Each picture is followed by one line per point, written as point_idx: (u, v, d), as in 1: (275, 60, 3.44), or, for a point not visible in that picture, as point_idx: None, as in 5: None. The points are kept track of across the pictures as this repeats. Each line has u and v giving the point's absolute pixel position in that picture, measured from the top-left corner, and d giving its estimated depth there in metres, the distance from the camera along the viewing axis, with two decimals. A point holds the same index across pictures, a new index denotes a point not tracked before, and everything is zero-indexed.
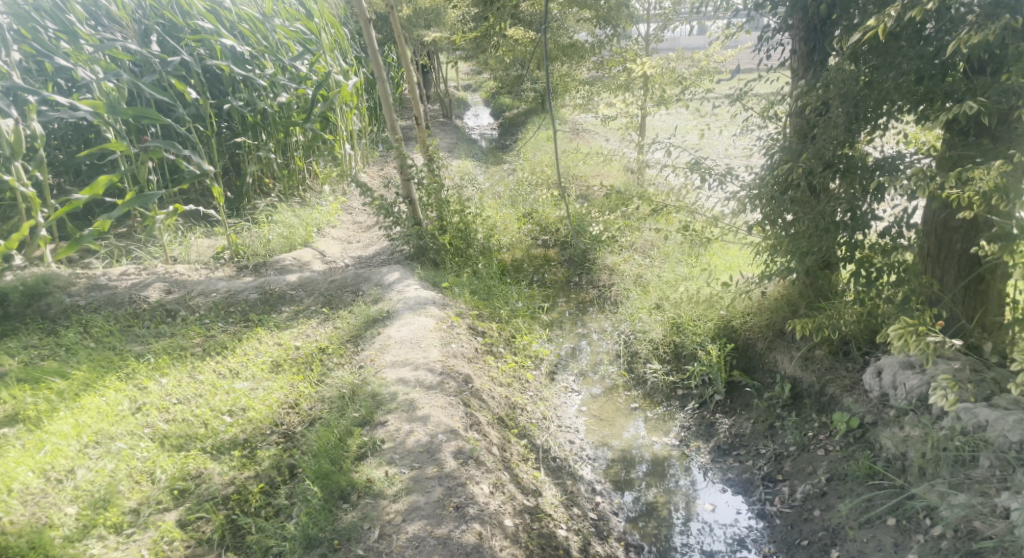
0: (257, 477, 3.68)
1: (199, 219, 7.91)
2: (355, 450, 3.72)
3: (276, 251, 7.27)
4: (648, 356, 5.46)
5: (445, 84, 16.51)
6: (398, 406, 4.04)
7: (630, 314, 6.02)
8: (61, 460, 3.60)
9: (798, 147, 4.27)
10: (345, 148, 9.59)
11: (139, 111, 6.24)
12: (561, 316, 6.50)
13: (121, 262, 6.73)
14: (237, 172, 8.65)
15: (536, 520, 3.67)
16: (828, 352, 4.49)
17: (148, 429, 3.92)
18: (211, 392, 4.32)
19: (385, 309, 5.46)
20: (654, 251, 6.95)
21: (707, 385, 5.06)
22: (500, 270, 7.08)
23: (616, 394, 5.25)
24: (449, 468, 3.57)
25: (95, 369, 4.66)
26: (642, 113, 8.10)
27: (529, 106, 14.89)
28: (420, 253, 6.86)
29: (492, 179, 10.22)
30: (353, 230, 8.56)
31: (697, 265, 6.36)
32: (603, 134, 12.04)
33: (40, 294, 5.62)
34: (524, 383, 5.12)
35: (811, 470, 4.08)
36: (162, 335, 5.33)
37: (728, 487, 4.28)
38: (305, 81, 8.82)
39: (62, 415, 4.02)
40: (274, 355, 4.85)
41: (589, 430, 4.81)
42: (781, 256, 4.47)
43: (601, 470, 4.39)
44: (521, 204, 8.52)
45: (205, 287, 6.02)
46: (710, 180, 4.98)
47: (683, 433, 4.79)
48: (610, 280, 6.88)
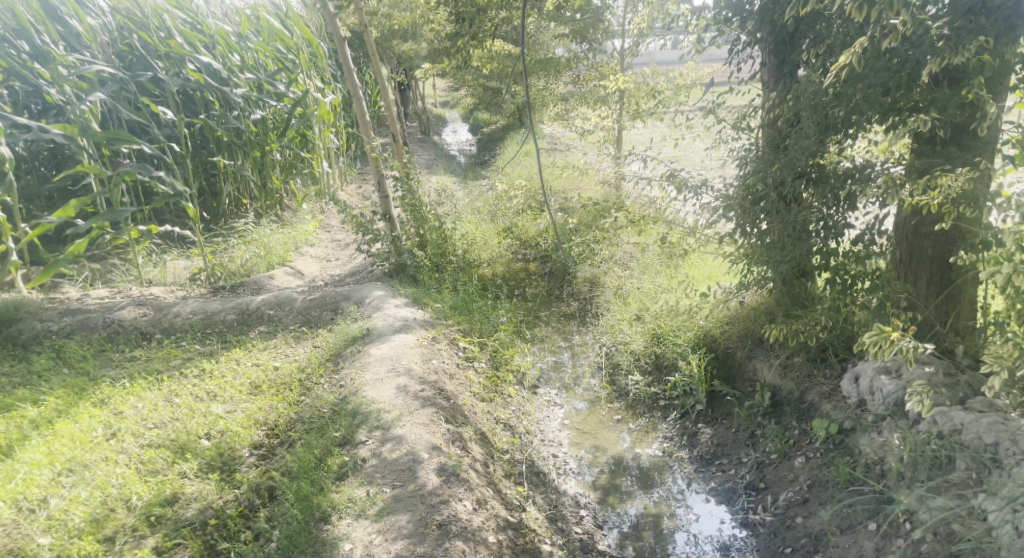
0: (236, 501, 3.64)
1: (175, 241, 7.83)
2: (336, 470, 3.68)
3: (254, 271, 7.21)
4: (629, 368, 5.47)
5: (423, 101, 16.56)
6: (379, 424, 4.01)
7: (611, 326, 6.04)
8: (33, 489, 3.51)
9: (770, 158, 4.34)
10: (323, 165, 9.56)
11: (111, 133, 6.20)
12: (543, 329, 6.50)
13: (95, 286, 6.63)
14: (214, 192, 8.59)
15: (520, 536, 3.65)
16: (806, 359, 4.54)
17: (123, 455, 3.84)
18: (188, 415, 4.25)
19: (365, 327, 5.43)
20: (633, 262, 7.00)
21: (688, 395, 5.08)
22: (480, 285, 7.08)
23: (598, 406, 5.26)
24: (431, 486, 3.54)
25: (69, 395, 4.56)
26: (619, 126, 8.18)
27: (507, 122, 14.97)
28: (399, 270, 6.84)
29: (472, 195, 10.24)
30: (332, 248, 8.51)
31: (676, 275, 6.40)
32: (581, 147, 12.14)
33: (11, 320, 5.52)
34: (507, 398, 5.11)
35: (792, 477, 4.11)
36: (137, 359, 5.24)
37: (712, 497, 4.29)
38: (282, 99, 8.80)
39: (35, 443, 3.93)
40: (252, 376, 4.78)
41: (572, 443, 4.80)
42: (757, 266, 4.52)
43: (585, 484, 4.38)
44: (500, 219, 8.54)
45: (181, 308, 5.95)
46: (686, 191, 5.04)
47: (666, 444, 4.80)
48: (590, 292, 6.91)
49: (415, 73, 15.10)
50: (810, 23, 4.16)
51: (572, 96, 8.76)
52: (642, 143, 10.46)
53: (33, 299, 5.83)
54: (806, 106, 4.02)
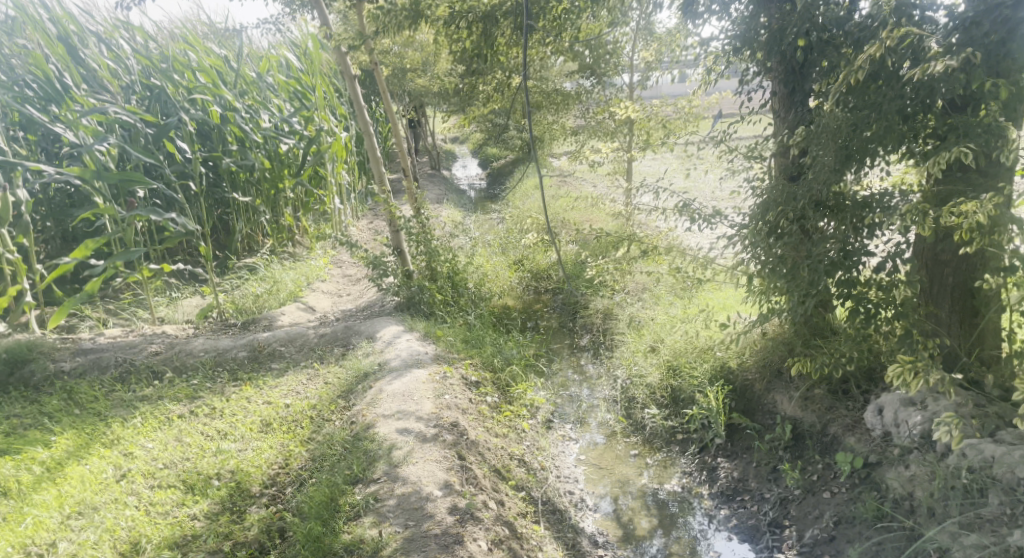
0: (246, 543, 3.54)
1: (188, 278, 7.87)
2: (348, 509, 3.60)
3: (266, 307, 7.22)
4: (645, 402, 5.38)
5: (432, 137, 16.76)
6: (392, 461, 3.93)
7: (626, 358, 5.97)
8: (42, 533, 3.47)
9: (784, 188, 4.31)
10: (335, 202, 9.63)
11: (126, 175, 6.30)
12: (556, 363, 6.43)
13: (108, 325, 6.65)
14: (227, 230, 8.67)
15: None
16: (827, 391, 4.45)
17: (132, 496, 3.79)
18: (199, 455, 4.20)
19: (377, 362, 5.39)
20: (646, 293, 6.93)
21: (707, 428, 4.96)
22: (492, 318, 7.04)
23: (615, 441, 5.15)
24: (446, 525, 3.44)
25: (80, 436, 4.54)
26: (629, 157, 8.20)
27: (516, 156, 15.10)
28: (411, 303, 6.83)
29: (482, 228, 10.27)
30: (343, 283, 8.52)
31: (690, 306, 6.33)
32: (591, 180, 12.16)
33: (23, 361, 5.55)
34: (521, 433, 5.03)
35: (818, 513, 3.97)
36: (148, 398, 5.21)
37: (734, 535, 4.15)
38: (298, 136, 8.94)
39: (45, 486, 3.90)
40: (263, 414, 4.73)
41: (589, 479, 4.69)
42: (775, 296, 4.47)
43: (603, 521, 4.26)
44: (511, 251, 8.54)
45: (193, 346, 5.94)
46: (698, 221, 5.00)
47: (685, 479, 4.68)
48: (603, 324, 6.83)
49: (426, 110, 15.30)
50: (820, 51, 4.16)
51: (583, 129, 8.78)
52: (651, 174, 10.47)
53: (47, 339, 5.86)
54: (820, 136, 4.02)
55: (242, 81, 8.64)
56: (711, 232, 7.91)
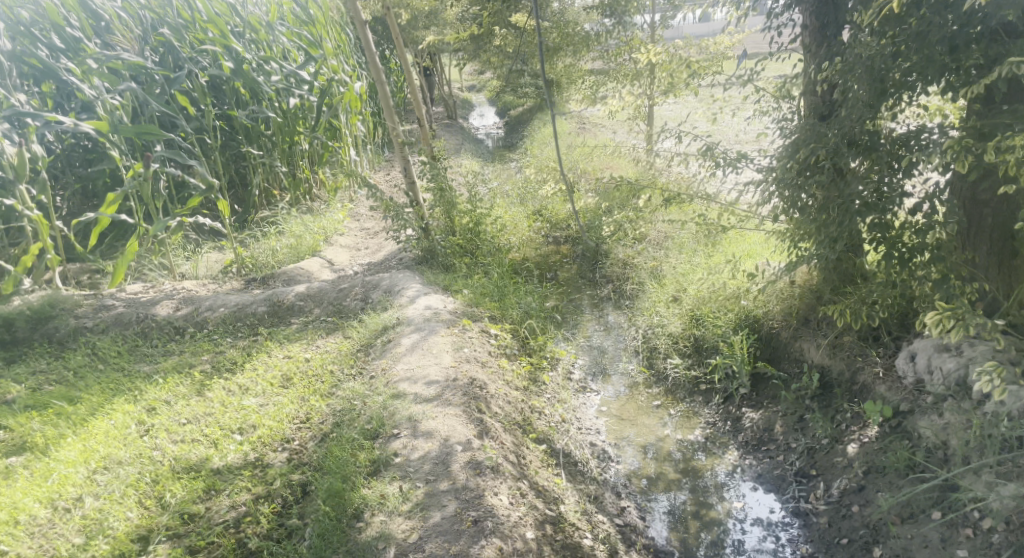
0: (268, 497, 3.52)
1: (207, 234, 7.86)
2: (367, 465, 3.56)
3: (285, 261, 7.17)
4: (668, 352, 5.28)
5: (448, 86, 16.35)
6: (411, 415, 3.88)
7: (647, 308, 5.84)
8: (69, 488, 3.51)
9: (815, 127, 4.08)
10: (351, 153, 9.47)
11: (141, 128, 6.21)
12: (576, 314, 6.32)
13: (130, 282, 6.68)
14: (243, 184, 8.59)
15: (560, 530, 3.46)
16: (856, 338, 4.31)
17: (157, 451, 3.82)
18: (221, 410, 4.21)
19: (395, 316, 5.33)
20: (668, 242, 6.75)
21: (731, 378, 4.87)
22: (511, 270, 6.91)
23: (637, 391, 5.08)
24: (465, 480, 3.37)
25: (105, 392, 4.59)
26: (650, 101, 7.88)
27: (534, 103, 14.70)
28: (429, 256, 6.74)
29: (500, 178, 10.06)
30: (361, 236, 8.41)
31: (714, 254, 6.14)
32: (611, 127, 11.80)
33: (47, 318, 5.63)
34: (541, 386, 4.97)
35: (846, 463, 3.88)
36: (170, 354, 5.24)
37: (759, 485, 4.09)
38: (311, 88, 8.73)
39: (70, 441, 3.95)
40: (284, 369, 4.73)
41: (611, 431, 4.64)
42: (804, 242, 4.28)
43: (625, 472, 4.22)
44: (530, 202, 8.35)
45: (214, 303, 5.93)
46: (723, 165, 4.79)
47: (708, 429, 4.61)
48: (624, 273, 6.69)
49: (440, 57, 14.90)
50: None
51: (602, 72, 8.44)
52: (674, 118, 10.11)
53: (69, 296, 5.93)
54: (857, 69, 3.76)
55: (251, 31, 8.39)
56: (737, 177, 7.62)
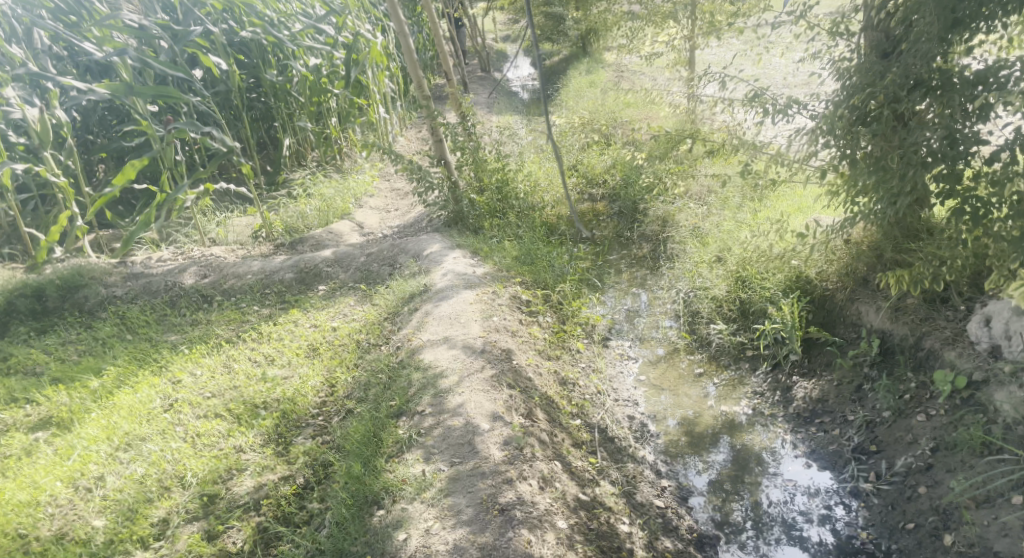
0: (291, 478, 3.39)
1: (235, 198, 7.73)
2: (391, 445, 3.39)
3: (313, 225, 6.99)
4: (711, 316, 4.95)
5: (481, 38, 15.78)
6: (436, 391, 3.68)
7: (689, 269, 5.48)
8: (91, 466, 3.45)
9: (877, 68, 3.62)
10: (379, 111, 9.03)
11: (156, 91, 5.95)
12: (614, 278, 6.01)
13: (160, 248, 6.60)
14: (271, 146, 8.41)
15: (594, 516, 3.24)
16: (921, 301, 3.91)
17: (180, 427, 3.72)
18: (246, 382, 4.09)
19: (422, 283, 5.10)
20: (711, 196, 6.30)
21: (781, 344, 4.51)
22: (545, 230, 6.61)
23: (678, 358, 4.80)
24: (493, 463, 3.17)
25: (131, 363, 4.52)
26: (690, 45, 7.34)
27: (570, 52, 14.04)
28: (459, 218, 6.48)
29: (534, 133, 9.64)
30: (391, 197, 8.16)
31: (762, 210, 5.71)
32: (649, 74, 11.14)
33: (76, 287, 5.58)
34: (575, 354, 4.73)
35: (911, 439, 3.55)
36: (198, 323, 5.15)
37: (813, 462, 3.80)
38: (334, 45, 8.37)
39: (94, 417, 3.88)
40: (310, 338, 4.59)
41: (650, 401, 4.39)
42: (863, 197, 3.87)
43: (666, 448, 3.97)
44: (565, 157, 7.96)
45: (241, 269, 5.79)
46: (772, 114, 4.34)
47: (756, 400, 4.32)
48: (664, 232, 6.31)
49: (471, 8, 14.32)
50: None
51: (638, 15, 7.89)
52: (716, 63, 9.43)
53: (98, 264, 5.87)
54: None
55: None
56: (787, 124, 7.06)
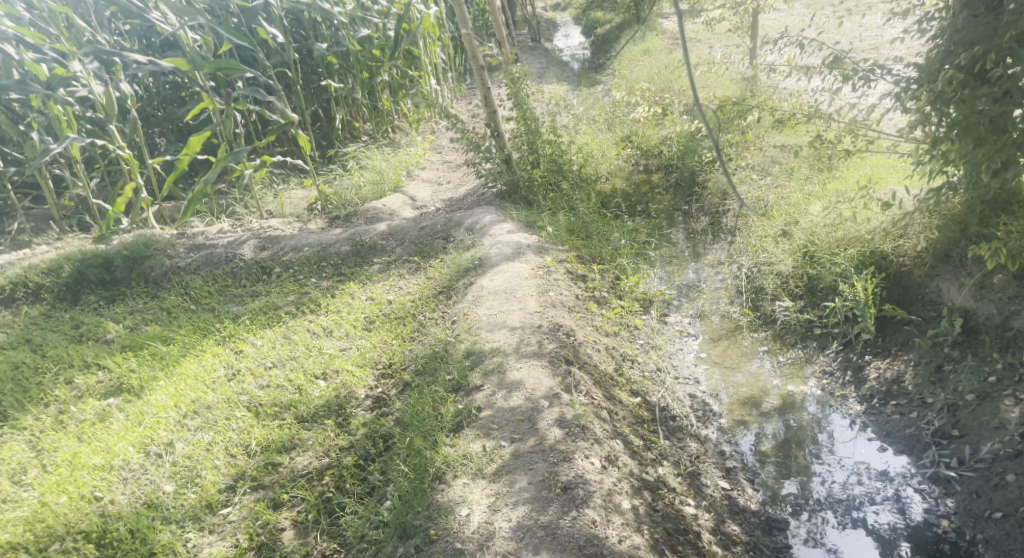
0: (352, 449, 3.42)
1: (291, 171, 7.82)
2: (450, 420, 3.37)
3: (368, 198, 7.00)
4: (776, 292, 4.75)
5: (531, 6, 15.46)
6: (494, 367, 3.65)
7: (753, 244, 5.27)
8: (160, 433, 3.54)
9: (975, 27, 3.33)
10: (431, 82, 8.95)
11: (220, 64, 6.00)
12: (672, 253, 5.84)
13: (221, 220, 6.73)
14: (325, 119, 8.45)
15: (658, 497, 3.17)
16: (1010, 277, 3.67)
17: (244, 396, 3.79)
18: (305, 353, 4.14)
19: (477, 256, 5.05)
20: (775, 167, 6.02)
21: (852, 322, 4.30)
22: (600, 203, 6.45)
23: (740, 336, 4.64)
24: (554, 440, 3.13)
25: (196, 332, 4.64)
26: (753, 10, 6.98)
27: (622, 19, 13.63)
28: (511, 191, 6.39)
29: (587, 104, 9.42)
30: (443, 170, 8.10)
31: (830, 182, 5.43)
32: (706, 40, 10.71)
33: (142, 258, 5.73)
34: (633, 331, 4.61)
35: (998, 424, 3.35)
36: (258, 294, 5.23)
37: (888, 446, 3.64)
38: (387, 15, 8.29)
39: (162, 384, 3.98)
40: (367, 311, 4.60)
41: (711, 380, 4.26)
42: (951, 168, 3.61)
43: (729, 428, 3.85)
44: (619, 127, 7.74)
45: (299, 241, 5.84)
46: (850, 79, 4.07)
47: (825, 381, 4.14)
48: (724, 205, 6.08)
49: None
50: None
51: None
52: (778, 29, 8.99)
53: (163, 236, 6.00)
54: None
55: None
56: (857, 91, 6.67)
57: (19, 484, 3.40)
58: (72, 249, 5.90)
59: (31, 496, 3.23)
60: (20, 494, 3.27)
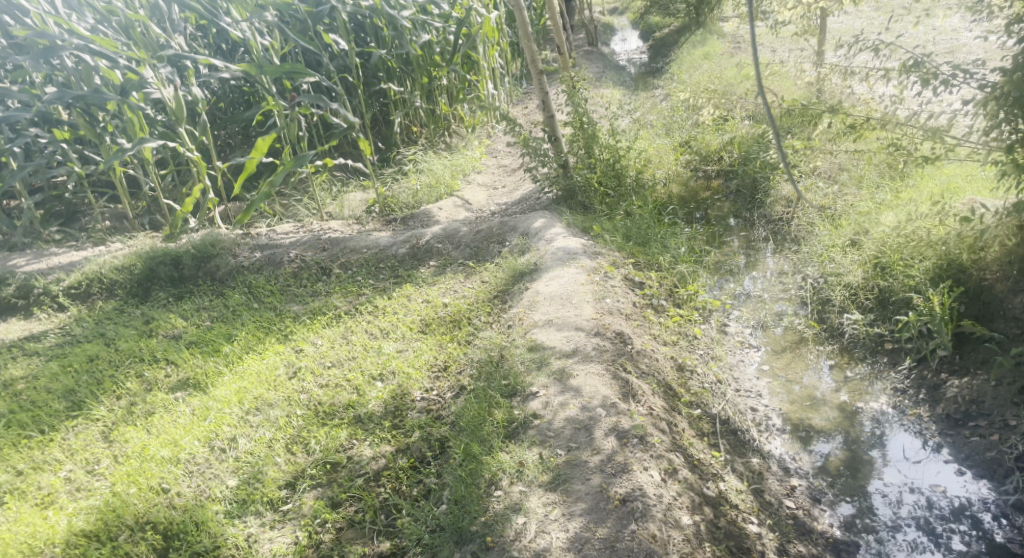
0: (407, 451, 3.45)
1: (350, 173, 7.98)
2: (506, 426, 3.35)
3: (425, 201, 7.06)
4: (844, 304, 4.56)
5: (588, 11, 15.37)
6: (551, 374, 3.61)
7: (819, 253, 5.07)
8: (224, 428, 3.64)
9: None
10: (488, 87, 8.99)
11: (285, 68, 6.16)
12: (731, 261, 5.69)
13: (283, 221, 6.90)
14: (384, 122, 8.58)
15: (720, 514, 3.09)
16: None
17: (304, 395, 3.86)
18: (363, 354, 4.20)
19: (532, 261, 5.03)
20: (843, 174, 5.81)
21: (926, 337, 4.09)
22: (657, 209, 6.33)
23: (805, 349, 4.47)
24: (612, 451, 3.07)
25: (259, 330, 4.76)
26: (822, 13, 6.76)
27: (683, 23, 13.42)
28: (567, 196, 6.35)
29: (644, 108, 9.30)
30: (498, 174, 8.13)
31: (903, 190, 5.19)
32: (769, 44, 10.46)
33: (209, 257, 5.92)
34: (692, 340, 4.49)
35: None
36: (318, 294, 5.34)
37: (966, 470, 3.45)
38: (447, 20, 8.36)
39: (227, 380, 4.09)
40: (423, 313, 4.63)
41: (774, 393, 4.11)
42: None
43: (793, 444, 3.70)
44: (677, 132, 7.61)
45: (357, 243, 5.94)
46: (931, 84, 3.87)
47: (896, 398, 3.95)
48: (788, 213, 5.89)
49: None
50: None
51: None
52: (846, 32, 8.71)
53: (229, 235, 6.20)
54: None
55: None
56: (931, 97, 6.36)
57: (92, 473, 3.56)
58: (144, 247, 6.15)
59: (103, 485, 3.38)
60: (93, 483, 3.43)
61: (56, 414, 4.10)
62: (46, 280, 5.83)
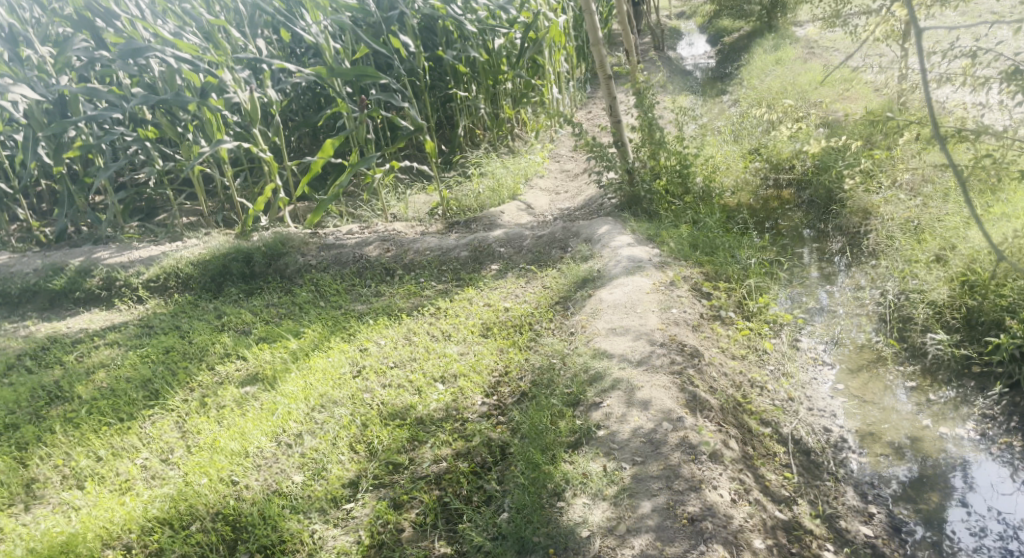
0: (468, 455, 3.44)
1: (414, 176, 8.09)
2: (569, 436, 3.30)
3: (487, 204, 7.08)
4: (927, 323, 4.31)
5: (655, 15, 15.14)
6: (614, 385, 3.54)
7: (900, 268, 4.81)
8: (292, 423, 3.72)
9: None
10: (553, 91, 8.96)
11: (359, 70, 6.28)
12: (803, 274, 5.47)
13: (349, 221, 7.04)
14: (449, 125, 8.65)
15: (793, 540, 2.96)
16: None
17: (367, 394, 3.91)
18: (425, 355, 4.23)
19: (595, 268, 4.97)
20: (926, 186, 5.51)
21: (1020, 362, 3.82)
22: (724, 218, 6.16)
23: (884, 369, 4.25)
24: (680, 467, 2.98)
25: (325, 328, 4.85)
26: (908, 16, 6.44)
27: (753, 27, 13.06)
28: (631, 203, 6.25)
29: (711, 114, 9.08)
30: (560, 179, 8.08)
31: (994, 205, 4.88)
32: (845, 49, 10.07)
33: (279, 255, 6.09)
34: (762, 355, 4.32)
35: None
36: (382, 295, 5.42)
37: None
38: (515, 25, 8.38)
39: (294, 377, 4.18)
40: (484, 317, 4.62)
41: (850, 414, 3.90)
42: None
43: (871, 469, 3.51)
44: (747, 139, 7.39)
45: (421, 244, 6.00)
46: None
47: (985, 426, 3.71)
48: (865, 225, 5.62)
49: None
50: None
51: None
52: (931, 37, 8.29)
53: (298, 234, 6.36)
54: None
55: None
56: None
57: (167, 462, 3.69)
58: (218, 244, 6.38)
59: (177, 474, 3.51)
60: (168, 472, 3.56)
61: (133, 402, 4.28)
62: (127, 273, 6.12)
